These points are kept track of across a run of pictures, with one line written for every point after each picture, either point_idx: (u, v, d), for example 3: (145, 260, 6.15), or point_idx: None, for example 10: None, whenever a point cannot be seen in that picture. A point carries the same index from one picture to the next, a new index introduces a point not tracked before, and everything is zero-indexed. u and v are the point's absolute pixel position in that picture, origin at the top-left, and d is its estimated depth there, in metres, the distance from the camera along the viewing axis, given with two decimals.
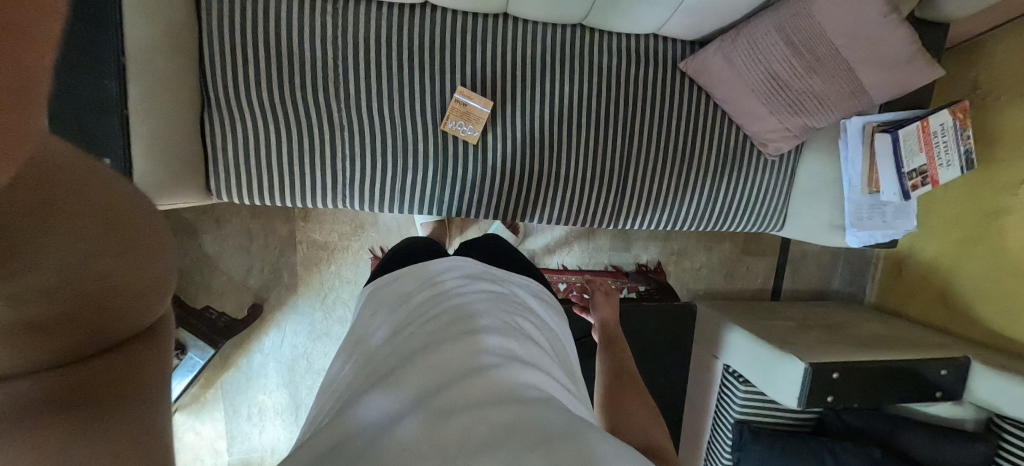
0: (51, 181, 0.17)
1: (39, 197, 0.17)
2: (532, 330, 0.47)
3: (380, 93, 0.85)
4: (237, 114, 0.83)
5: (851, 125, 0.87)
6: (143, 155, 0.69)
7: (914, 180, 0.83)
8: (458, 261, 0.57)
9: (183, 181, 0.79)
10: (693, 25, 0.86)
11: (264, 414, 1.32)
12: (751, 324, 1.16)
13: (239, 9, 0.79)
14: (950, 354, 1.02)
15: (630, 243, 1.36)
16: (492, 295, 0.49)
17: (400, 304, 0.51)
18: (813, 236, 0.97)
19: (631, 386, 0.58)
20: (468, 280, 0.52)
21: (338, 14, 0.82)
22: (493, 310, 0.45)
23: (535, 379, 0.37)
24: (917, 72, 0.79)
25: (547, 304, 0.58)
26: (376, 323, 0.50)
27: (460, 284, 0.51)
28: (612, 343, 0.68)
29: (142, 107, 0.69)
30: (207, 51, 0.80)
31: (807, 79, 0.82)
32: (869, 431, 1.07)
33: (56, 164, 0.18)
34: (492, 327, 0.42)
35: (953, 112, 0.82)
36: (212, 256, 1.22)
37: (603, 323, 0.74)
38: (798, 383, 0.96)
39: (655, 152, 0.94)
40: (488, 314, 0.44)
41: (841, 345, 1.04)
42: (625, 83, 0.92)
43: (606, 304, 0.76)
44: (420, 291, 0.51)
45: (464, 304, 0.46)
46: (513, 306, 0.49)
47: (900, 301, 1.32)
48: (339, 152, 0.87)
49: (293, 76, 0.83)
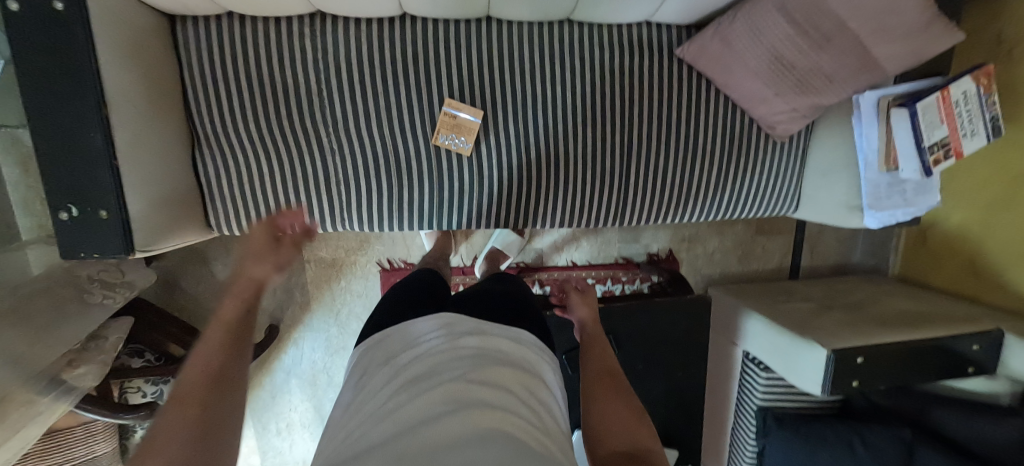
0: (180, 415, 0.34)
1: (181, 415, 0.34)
2: (518, 379, 0.45)
3: (367, 112, 0.83)
4: (228, 149, 0.82)
5: (864, 100, 0.82)
6: (136, 203, 0.70)
7: (936, 155, 0.77)
8: (453, 314, 0.57)
9: (181, 222, 0.79)
10: (688, 10, 0.81)
11: (292, 429, 1.36)
12: (769, 310, 1.13)
13: (217, 42, 0.78)
14: (982, 328, 0.98)
15: (639, 234, 1.33)
16: (478, 347, 0.48)
17: (386, 360, 0.50)
18: (829, 217, 0.93)
19: (605, 385, 0.50)
20: (455, 334, 0.51)
21: (316, 36, 0.80)
22: (474, 358, 0.45)
23: (509, 415, 0.36)
24: (935, 38, 0.73)
25: (547, 356, 0.57)
26: (361, 381, 0.49)
27: (453, 338, 0.49)
28: (591, 342, 0.61)
29: (128, 155, 0.68)
30: (191, 88, 0.79)
31: (813, 57, 0.76)
32: (898, 410, 1.05)
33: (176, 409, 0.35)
34: (469, 373, 0.41)
35: (976, 78, 0.76)
36: (224, 282, 1.23)
37: (582, 321, 0.68)
38: (821, 371, 0.93)
39: (657, 146, 0.91)
40: (469, 362, 0.43)
41: (865, 327, 1.01)
42: (619, 78, 0.88)
43: (585, 297, 0.71)
44: (410, 348, 0.50)
45: (456, 360, 0.45)
46: (499, 357, 0.48)
47: (926, 272, 1.27)
48: (333, 177, 0.86)
49: (278, 104, 0.82)
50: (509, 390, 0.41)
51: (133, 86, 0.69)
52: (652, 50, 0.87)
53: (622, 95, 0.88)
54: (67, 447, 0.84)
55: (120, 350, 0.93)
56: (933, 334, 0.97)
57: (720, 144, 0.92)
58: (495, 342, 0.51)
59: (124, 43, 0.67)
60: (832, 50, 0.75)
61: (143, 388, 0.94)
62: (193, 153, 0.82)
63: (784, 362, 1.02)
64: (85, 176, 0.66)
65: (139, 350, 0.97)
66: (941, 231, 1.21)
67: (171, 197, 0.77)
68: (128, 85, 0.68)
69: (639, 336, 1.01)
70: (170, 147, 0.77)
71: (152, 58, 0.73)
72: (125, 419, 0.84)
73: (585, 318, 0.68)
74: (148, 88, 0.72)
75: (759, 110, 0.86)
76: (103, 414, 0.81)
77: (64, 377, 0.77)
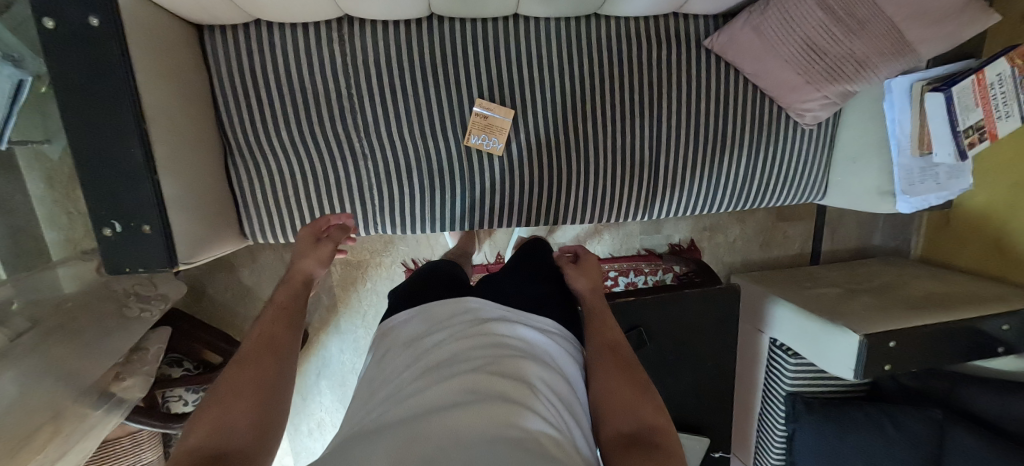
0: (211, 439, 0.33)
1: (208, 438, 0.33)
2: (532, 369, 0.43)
3: (398, 115, 0.83)
4: (261, 158, 0.83)
5: (896, 84, 0.81)
6: (178, 217, 0.70)
7: (972, 137, 0.77)
8: (478, 299, 0.55)
9: (219, 232, 0.80)
10: (717, 0, 0.81)
11: (324, 429, 1.38)
12: (796, 296, 1.14)
13: (246, 51, 0.77)
14: (1011, 307, 0.99)
15: (661, 224, 1.34)
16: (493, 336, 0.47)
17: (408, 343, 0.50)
18: (859, 203, 0.93)
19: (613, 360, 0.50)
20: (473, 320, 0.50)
21: (345, 40, 0.79)
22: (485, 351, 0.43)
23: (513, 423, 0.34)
24: (971, 22, 0.72)
25: (574, 350, 0.55)
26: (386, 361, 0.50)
27: (476, 325, 0.49)
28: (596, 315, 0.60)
29: (168, 170, 0.68)
30: (222, 99, 0.79)
31: (847, 44, 0.76)
32: (927, 391, 1.06)
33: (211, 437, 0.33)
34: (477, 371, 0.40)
35: (1012, 59, 0.74)
36: (253, 288, 1.24)
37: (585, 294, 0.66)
38: (853, 356, 0.93)
39: (685, 138, 0.91)
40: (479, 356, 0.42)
41: (895, 310, 1.01)
42: (646, 71, 0.87)
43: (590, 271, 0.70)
44: (433, 333, 0.50)
45: (475, 350, 0.44)
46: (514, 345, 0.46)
47: (949, 253, 1.27)
48: (365, 182, 0.86)
49: (308, 111, 0.81)
50: (524, 385, 0.40)
51: (171, 100, 0.69)
52: (680, 42, 0.87)
53: (650, 88, 0.88)
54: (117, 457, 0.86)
55: (161, 361, 0.94)
56: (963, 315, 0.97)
57: (747, 133, 0.92)
58: (517, 333, 0.50)
59: (159, 57, 0.67)
60: (864, 36, 0.75)
61: (184, 397, 0.94)
62: (226, 163, 0.83)
63: (815, 349, 1.03)
64: (128, 193, 0.66)
65: (178, 360, 0.98)
66: (966, 211, 1.21)
67: (209, 208, 0.77)
68: (166, 98, 0.68)
69: (670, 328, 1.02)
70: (206, 158, 0.77)
71: (185, 70, 0.73)
72: (174, 430, 0.85)
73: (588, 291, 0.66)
74: (183, 101, 0.72)
75: (787, 97, 0.85)
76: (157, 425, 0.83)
77: (115, 390, 0.79)
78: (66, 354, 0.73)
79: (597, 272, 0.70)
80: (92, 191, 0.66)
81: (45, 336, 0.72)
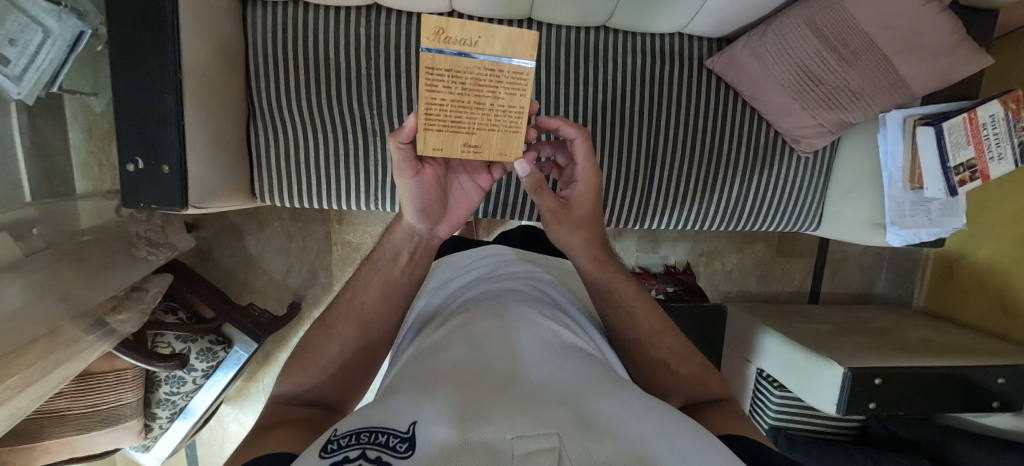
0: (296, 393, 0.45)
1: (298, 388, 0.46)
2: (576, 347, 0.41)
3: (409, 98, 0.89)
4: (281, 125, 0.90)
5: (891, 118, 0.84)
6: (196, 161, 0.75)
7: (961, 175, 0.81)
8: (509, 288, 0.52)
9: (231, 187, 0.85)
10: (718, 23, 0.86)
11: None
12: (787, 327, 1.12)
13: (279, 26, 0.85)
14: (1009, 361, 0.96)
15: (658, 243, 1.33)
16: (540, 318, 0.44)
17: (444, 325, 0.46)
18: (849, 234, 0.96)
19: (652, 323, 0.53)
20: (512, 304, 0.47)
21: (371, 25, 0.86)
22: (536, 327, 0.41)
23: (583, 380, 0.32)
24: (964, 61, 0.75)
25: (592, 327, 0.53)
26: (423, 341, 0.45)
27: (509, 306, 0.46)
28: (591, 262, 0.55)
29: (195, 119, 0.74)
30: (254, 66, 0.87)
31: (840, 73, 0.79)
32: (918, 441, 1.03)
33: (291, 399, 0.45)
34: (533, 348, 0.37)
35: (1004, 103, 0.79)
36: (255, 257, 1.29)
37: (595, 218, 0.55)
38: (837, 390, 0.93)
39: (682, 157, 0.94)
40: (531, 333, 0.39)
41: (883, 352, 1.00)
42: (648, 87, 0.92)
43: (559, 219, 0.52)
44: (472, 310, 0.47)
45: (519, 322, 0.41)
46: (556, 326, 0.44)
47: (949, 305, 1.24)
48: (372, 157, 0.92)
49: (329, 86, 0.89)
50: (571, 356, 0.38)
51: (209, 58, 0.76)
52: (683, 61, 0.92)
53: (650, 104, 0.92)
54: (98, 392, 0.87)
55: (156, 306, 1.00)
56: (953, 363, 0.95)
57: (740, 157, 0.95)
58: (554, 315, 0.47)
59: (205, 18, 0.74)
60: (859, 66, 0.78)
61: (172, 344, 0.98)
62: (249, 123, 0.90)
63: (800, 381, 1.01)
64: (154, 133, 0.71)
65: (173, 308, 1.04)
66: (969, 264, 1.19)
67: (226, 161, 0.83)
68: (205, 56, 0.74)
69: None
70: (231, 115, 0.84)
71: (226, 35, 0.81)
72: (157, 367, 0.87)
73: (464, 76, 0.39)
74: (221, 60, 0.79)
75: (785, 122, 0.88)
76: (136, 359, 0.85)
77: (109, 321, 0.83)
78: (69, 279, 0.77)
79: (440, 64, 0.38)
80: (124, 128, 0.72)
81: (56, 259, 0.78)
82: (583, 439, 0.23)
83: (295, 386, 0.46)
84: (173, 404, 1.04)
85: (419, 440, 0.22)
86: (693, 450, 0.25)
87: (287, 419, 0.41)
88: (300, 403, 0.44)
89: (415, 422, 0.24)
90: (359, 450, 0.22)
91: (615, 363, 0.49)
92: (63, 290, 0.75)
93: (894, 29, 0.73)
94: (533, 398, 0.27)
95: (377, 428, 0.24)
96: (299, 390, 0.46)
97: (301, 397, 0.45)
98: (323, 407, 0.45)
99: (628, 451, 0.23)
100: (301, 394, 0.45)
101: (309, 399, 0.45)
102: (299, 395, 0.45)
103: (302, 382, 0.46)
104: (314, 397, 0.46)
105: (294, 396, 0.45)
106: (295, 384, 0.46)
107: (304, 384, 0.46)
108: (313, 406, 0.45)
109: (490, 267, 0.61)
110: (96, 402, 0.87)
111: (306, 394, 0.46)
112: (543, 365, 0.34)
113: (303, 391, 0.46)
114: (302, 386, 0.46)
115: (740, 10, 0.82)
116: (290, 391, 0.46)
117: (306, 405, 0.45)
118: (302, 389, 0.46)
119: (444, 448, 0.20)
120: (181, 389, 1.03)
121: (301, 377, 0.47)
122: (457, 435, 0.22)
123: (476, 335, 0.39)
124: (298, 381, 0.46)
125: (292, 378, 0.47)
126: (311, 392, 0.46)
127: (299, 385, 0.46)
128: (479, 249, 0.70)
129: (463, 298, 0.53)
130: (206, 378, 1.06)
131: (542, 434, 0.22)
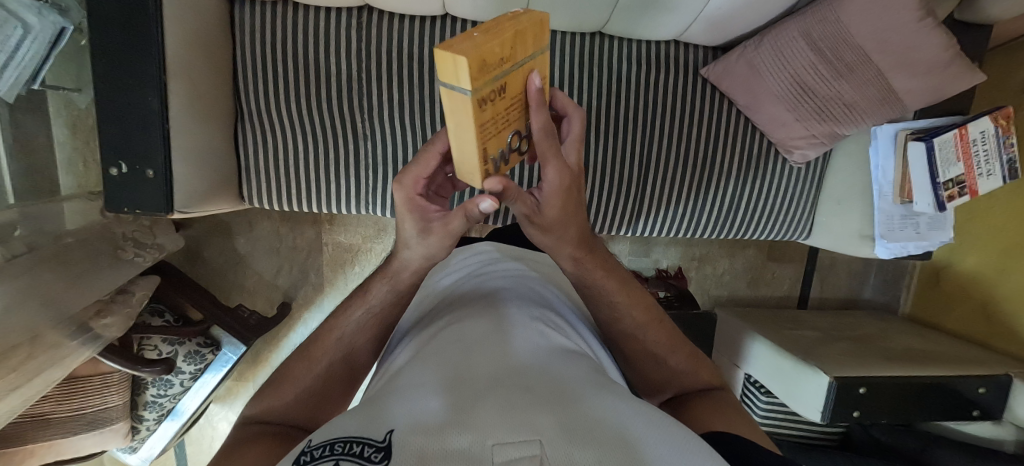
0: (268, 413, 0.44)
1: (270, 407, 0.45)
2: (566, 346, 0.41)
3: (401, 101, 0.88)
4: (268, 127, 0.88)
5: (882, 131, 0.86)
6: (182, 163, 0.73)
7: (950, 191, 0.81)
8: (501, 288, 0.52)
9: (219, 191, 0.84)
10: (714, 32, 0.85)
11: None
12: (774, 334, 1.13)
13: (267, 25, 0.83)
14: (990, 371, 0.98)
15: (650, 248, 1.34)
16: (533, 319, 0.44)
17: (433, 325, 0.46)
18: (840, 245, 0.97)
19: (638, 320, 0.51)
20: (503, 304, 0.47)
21: (362, 27, 0.85)
22: (527, 328, 0.41)
23: (572, 382, 0.32)
24: (957, 77, 0.75)
25: (586, 328, 0.53)
26: (412, 342, 0.45)
27: (500, 307, 0.46)
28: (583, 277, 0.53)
29: (180, 120, 0.72)
30: (242, 68, 0.85)
31: (833, 85, 0.79)
32: (898, 448, 1.05)
33: (263, 418, 0.44)
34: (523, 349, 0.37)
35: (995, 119, 0.80)
36: (245, 256, 1.28)
37: None
38: (821, 398, 0.94)
39: (675, 159, 0.94)
40: (521, 334, 0.39)
41: (868, 360, 1.01)
42: (643, 91, 0.91)
43: None
44: (463, 310, 0.47)
45: (511, 322, 0.41)
46: (547, 326, 0.44)
47: (934, 313, 1.26)
48: (362, 161, 0.91)
49: (319, 89, 0.87)
50: (562, 357, 0.38)
51: (195, 59, 0.74)
52: (677, 67, 0.91)
53: (643, 108, 0.92)
54: (82, 396, 0.86)
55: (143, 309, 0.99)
56: (936, 373, 0.97)
57: (734, 162, 0.94)
58: (545, 314, 0.47)
59: (191, 17, 0.72)
60: (853, 79, 0.77)
61: (159, 347, 0.98)
62: (236, 125, 0.88)
63: (785, 388, 1.03)
64: (138, 136, 0.70)
65: (159, 310, 1.03)
66: (955, 273, 1.20)
67: (213, 164, 0.82)
68: (190, 57, 0.72)
69: None
70: (218, 117, 0.82)
71: (214, 35, 0.79)
72: (142, 373, 0.86)
73: None
74: (207, 61, 0.77)
75: (778, 133, 0.88)
76: (123, 364, 0.83)
77: (92, 326, 0.82)
78: (53, 283, 0.76)
79: None
80: (107, 131, 0.70)
81: (41, 262, 0.77)
82: (568, 443, 0.22)
83: (266, 407, 0.45)
84: (160, 407, 1.04)
85: (393, 446, 0.21)
86: (683, 457, 0.24)
87: (258, 440, 0.40)
88: (272, 424, 0.43)
89: (392, 430, 0.23)
90: (332, 461, 0.22)
91: (607, 364, 0.48)
92: (45, 296, 0.74)
93: (890, 45, 0.73)
94: (519, 401, 0.27)
95: (353, 437, 0.24)
96: (272, 410, 0.45)
97: (272, 417, 0.44)
98: (296, 428, 0.45)
99: (615, 456, 0.22)
100: (272, 412, 0.44)
101: (282, 418, 0.44)
102: (270, 414, 0.44)
103: (275, 404, 0.45)
104: (286, 417, 0.45)
105: (267, 417, 0.44)
106: (268, 404, 0.45)
107: (277, 405, 0.45)
108: (287, 428, 0.44)
109: (481, 266, 0.61)
110: (80, 406, 0.86)
111: (278, 415, 0.44)
112: (532, 367, 0.34)
113: (275, 411, 0.45)
114: (274, 407, 0.45)
115: (736, 19, 0.81)
116: (261, 411, 0.44)
117: (278, 424, 0.44)
118: (275, 409, 0.45)
119: (419, 456, 0.19)
120: (168, 391, 1.03)
121: (275, 397, 0.46)
122: (433, 443, 0.21)
123: (464, 335, 0.39)
124: (271, 400, 0.46)
125: (266, 401, 0.46)
126: (282, 413, 0.45)
127: (270, 405, 0.45)
128: (471, 249, 0.69)
129: (453, 298, 0.53)
130: (193, 380, 1.06)
131: (523, 440, 0.21)
